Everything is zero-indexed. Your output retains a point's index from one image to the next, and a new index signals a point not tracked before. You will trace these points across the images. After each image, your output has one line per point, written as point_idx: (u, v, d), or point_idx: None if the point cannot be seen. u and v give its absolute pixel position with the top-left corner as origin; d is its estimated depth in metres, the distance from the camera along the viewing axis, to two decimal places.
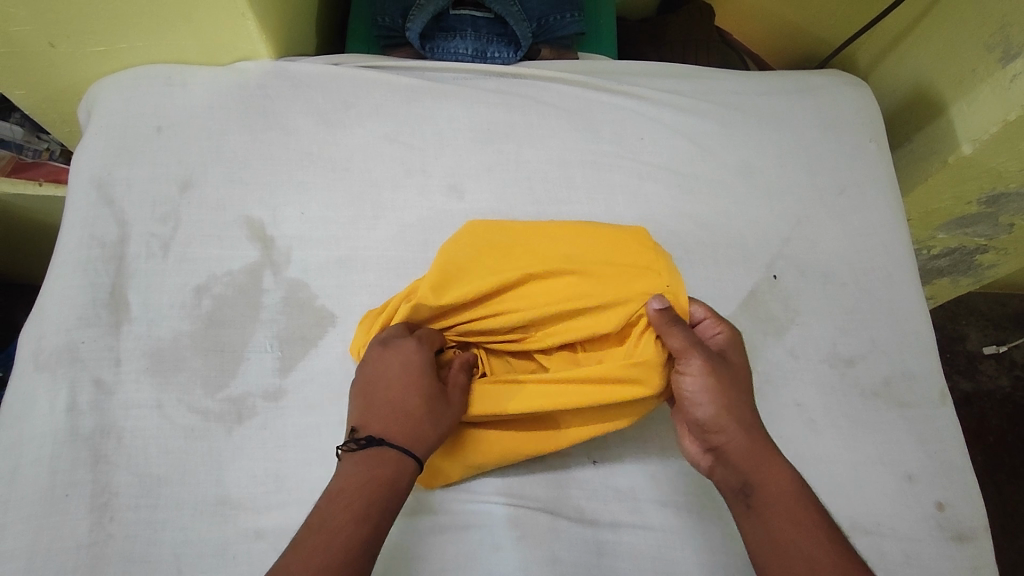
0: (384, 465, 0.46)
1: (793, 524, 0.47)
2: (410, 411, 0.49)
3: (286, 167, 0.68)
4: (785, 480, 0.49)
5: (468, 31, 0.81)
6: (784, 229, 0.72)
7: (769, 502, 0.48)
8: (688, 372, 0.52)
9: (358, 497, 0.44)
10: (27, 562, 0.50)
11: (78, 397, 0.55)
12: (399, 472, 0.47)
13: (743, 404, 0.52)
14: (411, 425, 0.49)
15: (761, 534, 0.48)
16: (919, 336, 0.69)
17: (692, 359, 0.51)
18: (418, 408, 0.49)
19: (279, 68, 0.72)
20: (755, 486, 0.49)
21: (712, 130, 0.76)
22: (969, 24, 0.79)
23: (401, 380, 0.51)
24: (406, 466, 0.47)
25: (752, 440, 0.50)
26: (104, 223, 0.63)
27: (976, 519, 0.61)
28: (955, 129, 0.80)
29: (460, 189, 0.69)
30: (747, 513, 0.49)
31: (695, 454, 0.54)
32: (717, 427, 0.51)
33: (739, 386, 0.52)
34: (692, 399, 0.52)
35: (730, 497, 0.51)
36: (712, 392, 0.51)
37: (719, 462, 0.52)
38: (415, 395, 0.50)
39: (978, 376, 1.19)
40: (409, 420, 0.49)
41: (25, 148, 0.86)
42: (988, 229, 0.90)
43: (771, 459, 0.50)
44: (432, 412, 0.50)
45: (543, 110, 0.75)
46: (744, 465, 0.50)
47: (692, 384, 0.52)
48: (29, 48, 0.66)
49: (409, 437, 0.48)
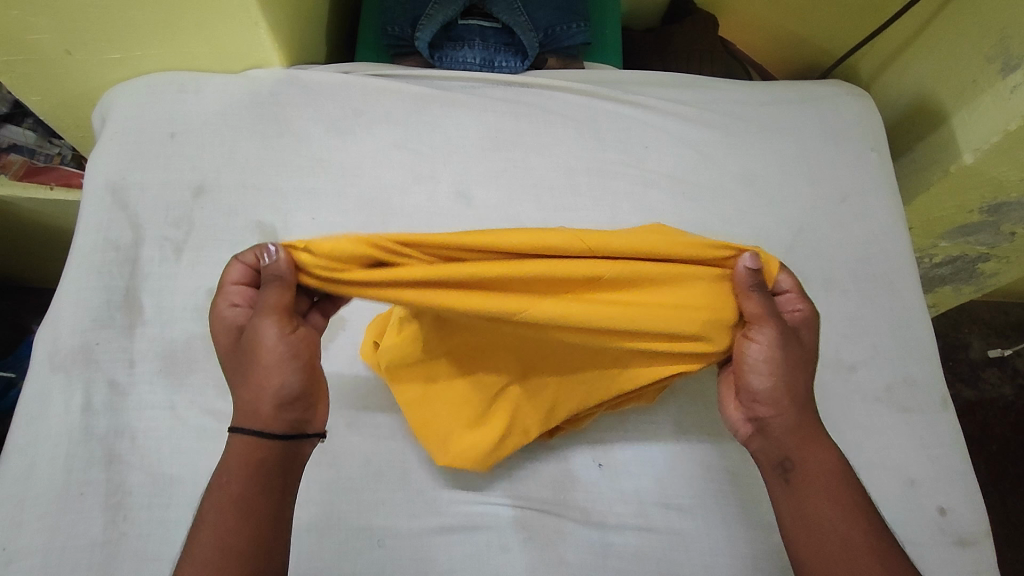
0: (216, 486, 0.45)
1: (829, 504, 0.48)
2: (237, 381, 0.47)
3: (296, 173, 0.69)
4: (827, 461, 0.49)
5: (476, 40, 0.83)
6: (787, 237, 0.73)
7: (808, 479, 0.49)
8: (755, 340, 0.51)
9: (202, 534, 0.43)
10: (42, 559, 0.50)
11: (92, 397, 0.56)
12: (227, 484, 0.45)
13: (801, 380, 0.51)
14: (239, 400, 0.46)
15: (794, 509, 0.49)
16: (920, 342, 0.70)
17: (764, 329, 0.50)
18: (239, 375, 0.47)
19: (290, 76, 0.73)
20: (796, 462, 0.49)
21: (716, 139, 0.78)
22: (970, 36, 0.80)
23: (229, 348, 0.49)
24: (233, 474, 0.45)
25: (803, 418, 0.50)
26: (119, 227, 0.64)
27: (978, 524, 0.62)
28: (956, 139, 0.81)
29: (468, 195, 0.70)
30: (782, 486, 0.50)
31: (737, 422, 0.54)
32: (772, 399, 0.51)
33: (802, 363, 0.51)
34: (753, 367, 0.51)
35: (766, 467, 0.51)
36: (779, 365, 0.50)
37: (761, 433, 0.52)
38: (236, 362, 0.48)
39: (981, 385, 1.20)
40: (239, 390, 0.47)
41: (37, 153, 0.88)
42: (990, 238, 0.90)
43: (817, 439, 0.50)
44: (246, 374, 0.46)
45: (550, 118, 0.76)
46: (789, 441, 0.50)
47: (757, 352, 0.50)
48: (47, 56, 0.67)
49: (245, 413, 0.46)
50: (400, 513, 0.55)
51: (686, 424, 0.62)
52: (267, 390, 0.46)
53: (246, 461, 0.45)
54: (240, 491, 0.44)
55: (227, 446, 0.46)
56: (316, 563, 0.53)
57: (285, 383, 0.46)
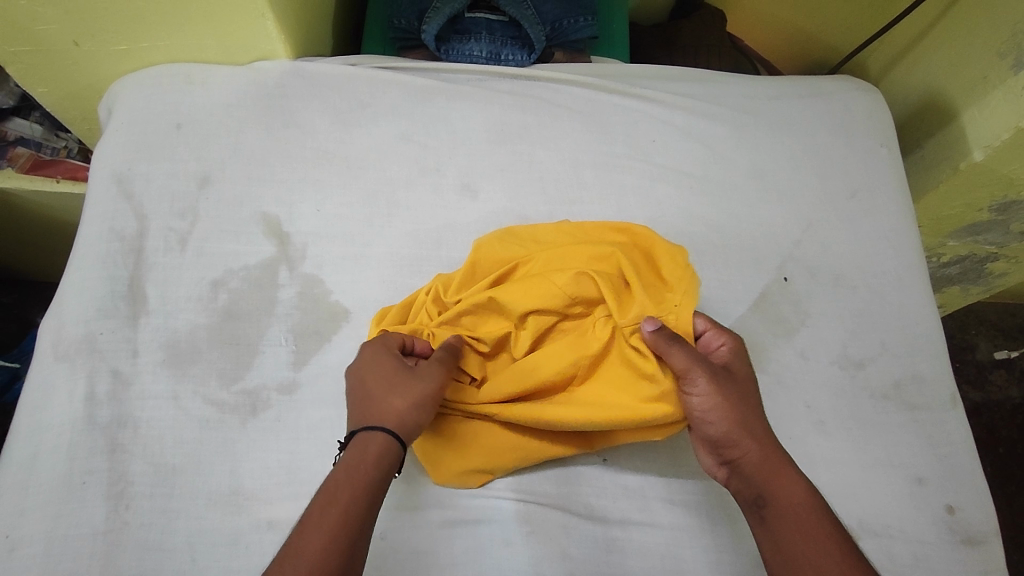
0: (352, 481, 0.45)
1: (805, 537, 0.46)
2: (387, 396, 0.49)
3: (302, 165, 0.69)
4: (797, 491, 0.48)
5: (483, 34, 0.82)
6: (795, 232, 0.72)
7: (783, 515, 0.48)
8: (694, 393, 0.51)
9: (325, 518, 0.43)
10: (45, 547, 0.50)
11: (96, 387, 0.56)
12: (368, 484, 0.45)
13: (753, 416, 0.51)
14: (385, 407, 0.48)
15: (774, 548, 0.47)
16: (928, 340, 0.69)
17: (697, 378, 0.51)
18: (394, 387, 0.49)
19: (297, 68, 0.73)
20: (768, 497, 0.49)
21: (724, 134, 0.77)
22: (982, 32, 0.79)
23: (376, 371, 0.50)
24: (372, 470, 0.46)
25: (766, 450, 0.50)
26: (124, 218, 0.64)
27: (986, 523, 0.61)
28: (966, 136, 0.80)
29: (473, 188, 0.70)
30: (760, 524, 0.49)
31: (710, 467, 0.53)
32: (730, 441, 0.50)
33: (745, 399, 0.52)
34: (702, 416, 0.51)
35: (744, 507, 0.50)
36: (722, 410, 0.50)
37: (735, 474, 0.51)
38: (390, 380, 0.50)
39: (988, 387, 1.19)
40: (388, 398, 0.49)
41: (43, 146, 0.87)
42: (999, 238, 0.89)
43: (784, 469, 0.49)
44: (404, 390, 0.49)
45: (556, 111, 0.75)
46: (758, 478, 0.49)
47: (699, 403, 0.51)
48: (54, 47, 0.67)
49: (389, 421, 0.48)
50: (401, 507, 0.55)
51: None
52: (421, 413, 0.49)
53: (380, 466, 0.46)
54: (368, 497, 0.45)
55: (360, 447, 0.47)
56: None
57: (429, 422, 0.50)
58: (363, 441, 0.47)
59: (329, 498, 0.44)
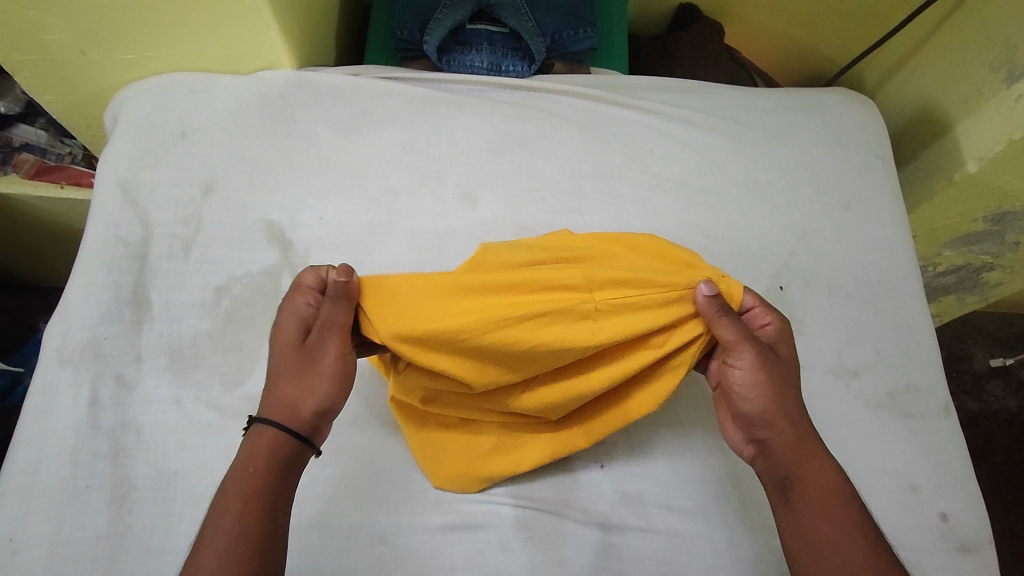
0: (240, 490, 0.45)
1: (827, 519, 0.48)
2: (283, 383, 0.49)
3: (305, 173, 0.70)
4: (825, 475, 0.50)
5: (483, 45, 0.84)
6: (791, 242, 0.73)
7: (808, 497, 0.49)
8: (737, 366, 0.52)
9: (226, 509, 0.45)
10: (47, 550, 0.51)
11: (100, 391, 0.57)
12: (254, 486, 0.46)
13: (792, 398, 0.52)
14: (278, 397, 0.49)
15: (795, 527, 0.49)
16: (923, 349, 0.70)
17: (742, 352, 0.51)
18: (287, 372, 0.50)
19: (301, 78, 0.74)
20: (795, 478, 0.50)
21: (721, 144, 0.78)
22: (975, 45, 0.81)
23: (280, 350, 0.51)
24: (269, 457, 0.47)
25: (799, 434, 0.51)
26: (129, 224, 0.65)
27: (980, 531, 0.62)
28: (960, 147, 0.81)
29: (473, 197, 0.71)
30: (782, 504, 0.50)
31: (739, 444, 0.54)
32: (765, 420, 0.51)
33: (785, 378, 0.52)
34: (741, 392, 0.52)
35: (768, 487, 0.52)
36: (761, 389, 0.51)
37: (763, 454, 0.52)
38: (287, 362, 0.50)
39: (985, 397, 1.19)
40: (282, 386, 0.49)
41: (48, 152, 0.88)
42: (994, 248, 0.90)
43: (815, 452, 0.51)
44: (296, 375, 0.49)
45: (556, 122, 0.77)
46: (786, 459, 0.50)
47: (740, 377, 0.52)
48: (62, 56, 0.68)
49: (281, 411, 0.48)
50: (401, 511, 0.56)
51: (686, 426, 0.63)
52: (310, 400, 0.49)
53: (270, 460, 0.47)
54: (263, 483, 0.46)
55: (252, 436, 0.48)
56: (318, 559, 0.53)
57: (332, 400, 0.49)
58: (258, 431, 0.48)
59: (221, 513, 0.45)
